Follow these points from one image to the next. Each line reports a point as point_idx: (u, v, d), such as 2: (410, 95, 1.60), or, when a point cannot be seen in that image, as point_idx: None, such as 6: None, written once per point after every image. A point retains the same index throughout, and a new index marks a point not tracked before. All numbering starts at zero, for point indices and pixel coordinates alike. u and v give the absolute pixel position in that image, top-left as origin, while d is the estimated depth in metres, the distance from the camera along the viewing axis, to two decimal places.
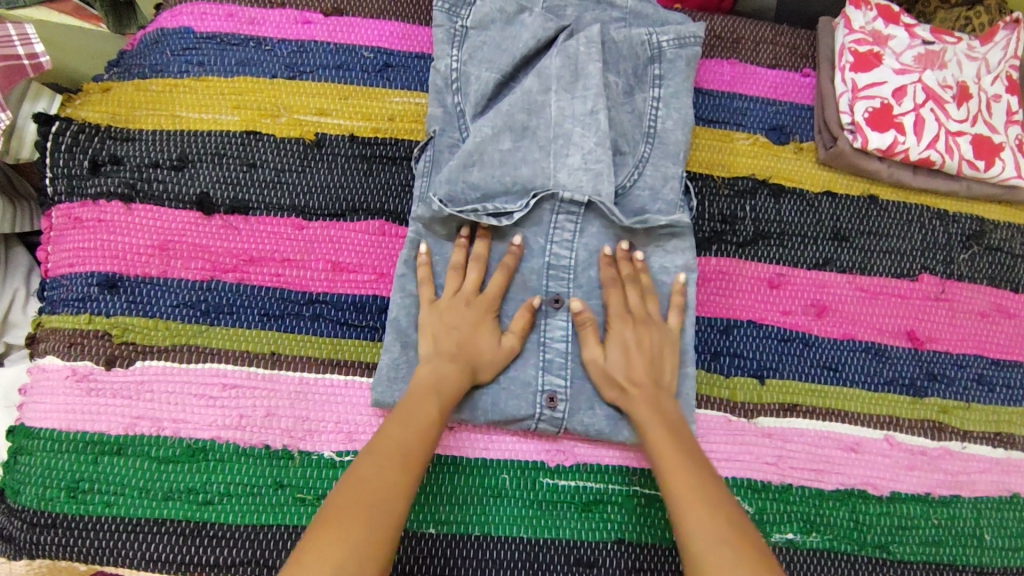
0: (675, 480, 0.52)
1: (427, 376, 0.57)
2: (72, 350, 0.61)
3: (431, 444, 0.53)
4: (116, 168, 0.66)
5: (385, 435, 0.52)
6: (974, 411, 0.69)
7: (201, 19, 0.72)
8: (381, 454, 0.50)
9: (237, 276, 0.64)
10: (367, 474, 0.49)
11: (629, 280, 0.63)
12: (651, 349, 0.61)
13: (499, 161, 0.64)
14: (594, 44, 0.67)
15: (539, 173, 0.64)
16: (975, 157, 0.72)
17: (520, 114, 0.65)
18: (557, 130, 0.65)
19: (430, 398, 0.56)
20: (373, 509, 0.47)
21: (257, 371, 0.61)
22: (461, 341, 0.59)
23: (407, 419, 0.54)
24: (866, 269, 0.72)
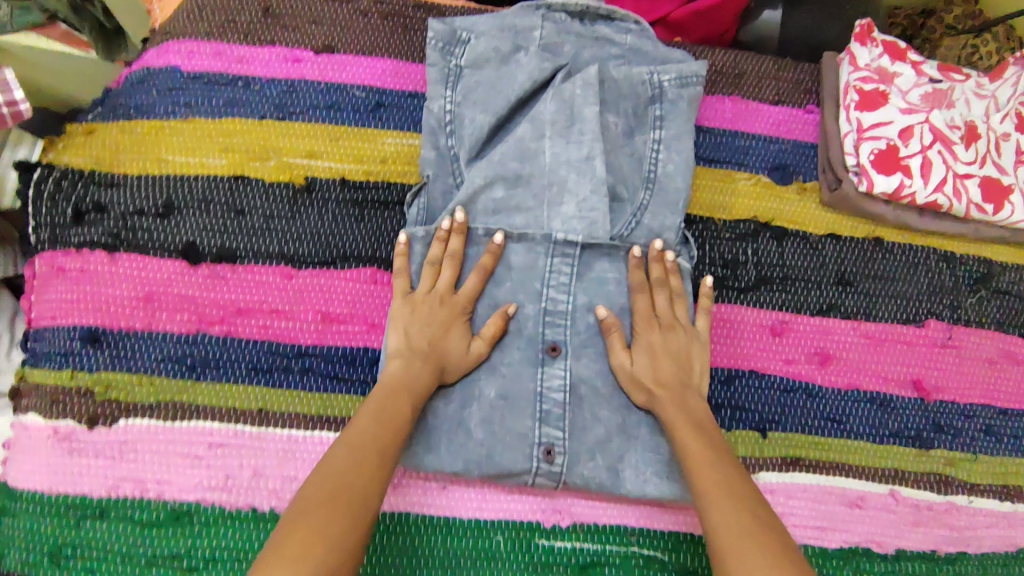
0: (702, 482, 0.52)
1: (396, 370, 0.56)
2: (54, 407, 0.59)
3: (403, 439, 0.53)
4: (99, 217, 0.64)
5: (359, 428, 0.51)
6: (981, 463, 0.67)
7: (188, 58, 0.70)
8: (354, 445, 0.49)
9: (224, 328, 0.62)
10: (343, 468, 0.48)
11: (658, 283, 0.63)
12: (677, 352, 0.61)
13: (492, 210, 0.63)
14: (590, 86, 0.65)
15: (533, 223, 0.63)
16: (984, 200, 0.70)
17: (512, 162, 0.63)
18: (552, 177, 0.63)
19: (402, 395, 0.55)
20: (349, 503, 0.46)
21: (244, 429, 0.60)
22: (434, 340, 0.58)
23: (383, 414, 0.53)
24: (871, 315, 0.70)
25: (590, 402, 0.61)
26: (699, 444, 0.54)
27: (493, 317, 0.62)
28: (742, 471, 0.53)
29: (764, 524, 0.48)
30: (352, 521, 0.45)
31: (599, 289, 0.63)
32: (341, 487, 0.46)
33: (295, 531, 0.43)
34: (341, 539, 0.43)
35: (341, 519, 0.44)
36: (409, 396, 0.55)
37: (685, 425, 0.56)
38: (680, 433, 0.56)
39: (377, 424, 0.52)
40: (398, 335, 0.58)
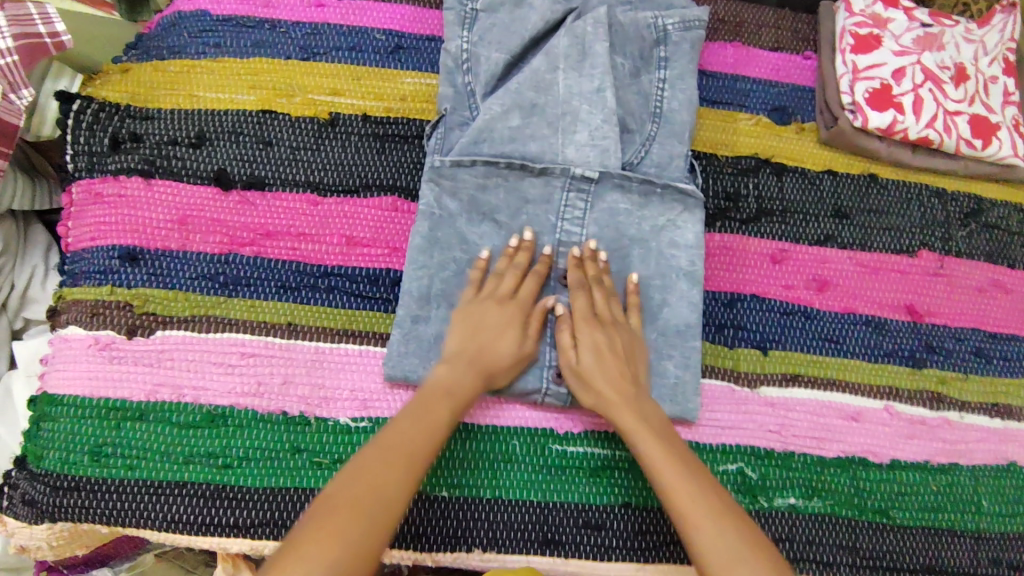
0: (670, 491, 0.53)
1: (442, 375, 0.59)
2: (95, 319, 0.63)
3: (440, 440, 0.55)
4: (135, 145, 0.68)
5: (400, 427, 0.54)
6: (972, 383, 0.71)
7: (217, 2, 0.74)
8: (387, 454, 0.52)
9: (254, 249, 0.66)
10: (378, 465, 0.51)
11: (594, 281, 0.63)
12: (620, 351, 0.61)
13: (508, 138, 0.66)
14: (601, 24, 0.68)
15: (548, 150, 0.66)
16: (973, 136, 0.73)
17: (528, 91, 0.66)
18: (566, 107, 0.66)
19: (444, 398, 0.57)
20: (370, 501, 0.49)
21: (274, 341, 0.63)
22: (481, 340, 0.60)
23: (419, 415, 0.55)
24: (866, 246, 0.73)
25: None
26: (661, 447, 0.56)
27: (509, 246, 0.65)
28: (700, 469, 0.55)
29: (749, 539, 0.51)
30: (371, 513, 0.48)
31: (611, 216, 0.65)
32: (368, 486, 0.50)
33: (326, 523, 0.47)
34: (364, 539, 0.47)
35: (362, 520, 0.48)
36: (451, 403, 0.57)
37: (640, 429, 0.57)
38: (637, 437, 0.57)
39: (422, 426, 0.55)
40: (454, 343, 0.60)
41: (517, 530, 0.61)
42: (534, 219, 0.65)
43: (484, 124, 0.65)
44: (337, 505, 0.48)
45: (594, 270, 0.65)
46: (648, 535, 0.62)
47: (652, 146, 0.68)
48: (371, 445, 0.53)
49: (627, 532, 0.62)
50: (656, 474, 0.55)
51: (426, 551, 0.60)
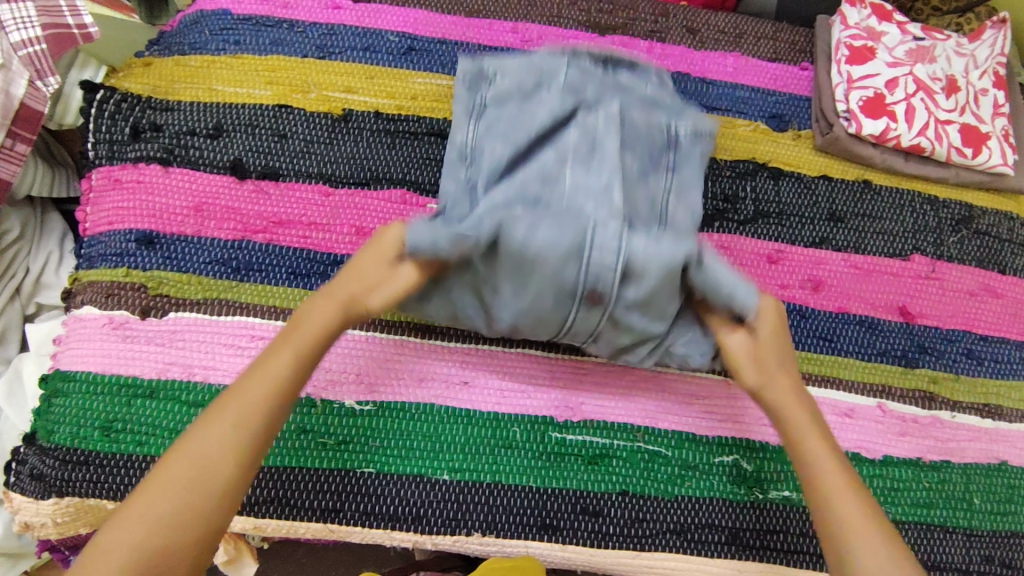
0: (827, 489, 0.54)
1: (312, 302, 0.57)
2: (110, 300, 0.64)
3: (276, 406, 0.52)
4: (155, 135, 0.70)
5: (241, 392, 0.51)
6: (964, 383, 0.72)
7: (238, 2, 0.77)
8: (226, 407, 0.51)
9: (266, 237, 0.68)
10: (204, 447, 0.49)
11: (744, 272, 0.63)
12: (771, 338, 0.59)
13: (516, 158, 0.60)
14: (613, 120, 0.60)
15: (548, 188, 0.56)
16: (963, 144, 0.76)
17: (532, 139, 0.60)
18: (569, 205, 0.55)
19: (298, 336, 0.55)
20: (193, 487, 0.48)
21: (283, 325, 0.65)
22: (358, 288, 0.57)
23: (260, 372, 0.53)
24: (860, 248, 0.76)
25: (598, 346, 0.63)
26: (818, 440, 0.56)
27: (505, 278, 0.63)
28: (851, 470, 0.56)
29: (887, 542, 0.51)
30: (214, 507, 0.48)
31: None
32: (199, 480, 0.48)
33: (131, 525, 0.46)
34: (181, 521, 0.47)
35: (177, 506, 0.47)
36: (297, 345, 0.54)
37: (797, 414, 0.57)
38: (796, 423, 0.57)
39: (264, 386, 0.52)
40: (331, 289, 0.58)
41: (515, 515, 0.62)
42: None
43: (488, 145, 0.62)
44: (153, 495, 0.47)
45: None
46: (644, 523, 0.63)
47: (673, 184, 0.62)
48: (210, 410, 0.51)
49: (624, 519, 0.63)
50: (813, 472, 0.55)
51: (426, 534, 0.62)
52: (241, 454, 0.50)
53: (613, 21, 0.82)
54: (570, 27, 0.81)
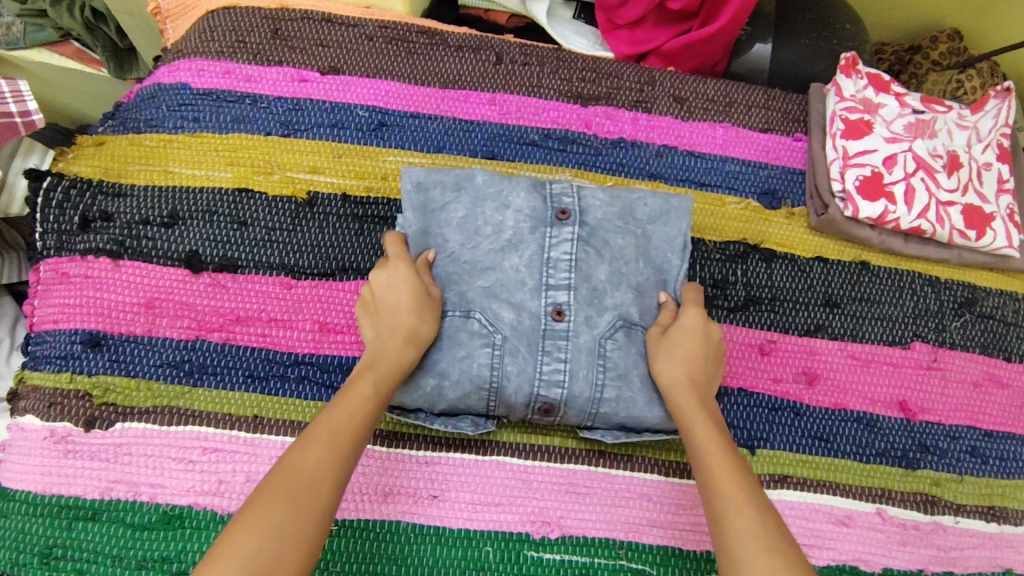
0: (723, 482, 0.50)
1: (390, 349, 0.56)
2: (52, 410, 0.60)
3: (369, 425, 0.52)
4: (106, 225, 0.66)
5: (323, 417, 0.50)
6: (967, 485, 0.68)
7: (198, 76, 0.73)
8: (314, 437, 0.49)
9: (222, 336, 0.63)
10: (304, 467, 0.46)
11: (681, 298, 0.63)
12: (694, 340, 0.60)
13: (494, 190, 0.64)
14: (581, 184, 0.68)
15: (517, 224, 0.62)
16: (967, 226, 0.72)
17: (488, 187, 0.64)
18: (531, 237, 0.62)
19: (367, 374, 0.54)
20: (293, 508, 0.44)
21: (238, 436, 0.60)
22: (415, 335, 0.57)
23: (346, 401, 0.52)
24: (858, 336, 0.71)
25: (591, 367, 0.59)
26: (715, 440, 0.53)
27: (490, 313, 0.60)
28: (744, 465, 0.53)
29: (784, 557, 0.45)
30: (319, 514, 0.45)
31: (606, 250, 0.62)
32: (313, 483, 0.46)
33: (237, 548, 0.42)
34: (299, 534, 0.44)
35: (281, 524, 0.43)
36: (380, 373, 0.54)
37: (692, 411, 0.56)
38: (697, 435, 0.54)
39: (350, 406, 0.51)
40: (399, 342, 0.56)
41: None
42: (519, 250, 0.61)
43: (463, 175, 0.65)
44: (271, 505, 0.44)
45: (587, 300, 0.60)
46: None
47: (643, 202, 0.66)
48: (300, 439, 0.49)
49: None
50: (705, 468, 0.52)
51: None
52: (344, 465, 0.48)
53: (596, 90, 0.78)
54: (551, 97, 0.77)
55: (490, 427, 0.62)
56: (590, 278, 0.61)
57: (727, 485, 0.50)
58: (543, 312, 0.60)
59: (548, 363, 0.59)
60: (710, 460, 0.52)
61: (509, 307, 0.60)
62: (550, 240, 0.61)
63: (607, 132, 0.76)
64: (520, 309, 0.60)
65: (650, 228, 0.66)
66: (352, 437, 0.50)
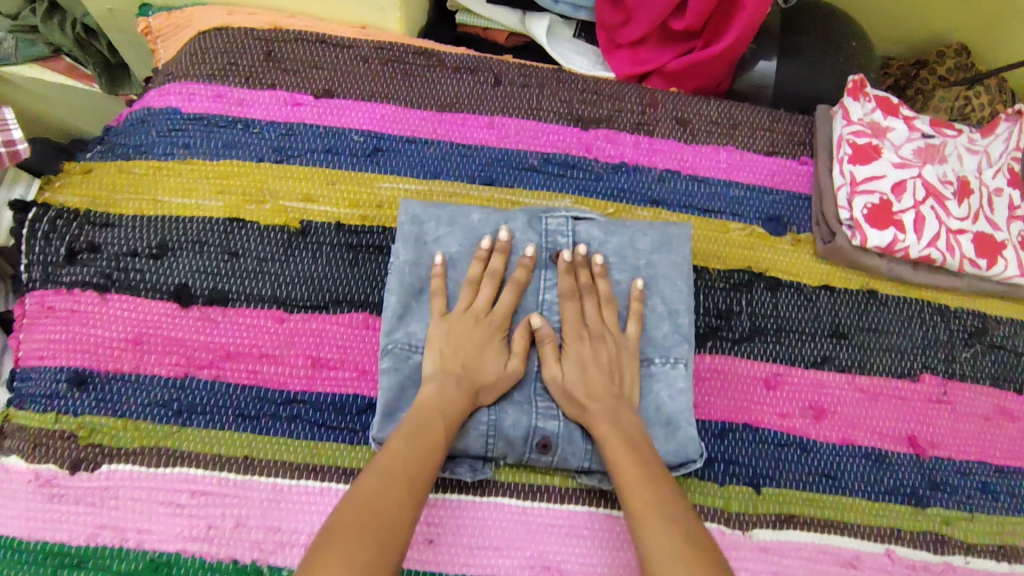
0: (636, 501, 0.52)
1: (431, 395, 0.58)
2: (37, 451, 0.58)
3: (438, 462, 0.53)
4: (93, 256, 0.64)
5: (393, 454, 0.51)
6: (977, 522, 0.66)
7: (188, 100, 0.71)
8: (390, 470, 0.50)
9: (212, 372, 0.61)
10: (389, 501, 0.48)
11: (586, 291, 0.65)
12: (613, 355, 0.62)
13: (488, 230, 0.66)
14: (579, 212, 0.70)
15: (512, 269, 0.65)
16: (977, 255, 0.70)
17: (481, 225, 0.66)
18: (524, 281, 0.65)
19: (435, 417, 0.56)
20: (385, 535, 0.45)
21: (228, 477, 0.58)
22: (479, 383, 0.60)
23: (414, 438, 0.53)
24: (865, 369, 0.69)
25: None
26: (634, 464, 0.55)
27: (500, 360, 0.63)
28: (667, 480, 0.54)
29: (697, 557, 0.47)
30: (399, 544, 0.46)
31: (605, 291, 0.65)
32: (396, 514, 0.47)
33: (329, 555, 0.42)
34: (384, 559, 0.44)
35: (382, 551, 0.44)
36: (448, 420, 0.56)
37: (613, 436, 0.57)
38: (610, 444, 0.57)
39: (428, 445, 0.53)
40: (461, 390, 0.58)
41: None
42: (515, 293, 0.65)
43: (459, 210, 0.66)
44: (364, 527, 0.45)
45: None
46: None
47: (643, 233, 0.68)
48: (373, 475, 0.50)
49: None
50: (624, 487, 0.54)
51: None
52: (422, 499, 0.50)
53: (597, 112, 0.76)
54: (550, 120, 0.75)
55: (489, 472, 0.61)
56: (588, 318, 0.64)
57: (639, 504, 0.52)
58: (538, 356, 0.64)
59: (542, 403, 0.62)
60: (624, 482, 0.54)
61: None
62: (543, 284, 0.66)
63: (609, 157, 0.74)
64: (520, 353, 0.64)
65: (654, 259, 0.67)
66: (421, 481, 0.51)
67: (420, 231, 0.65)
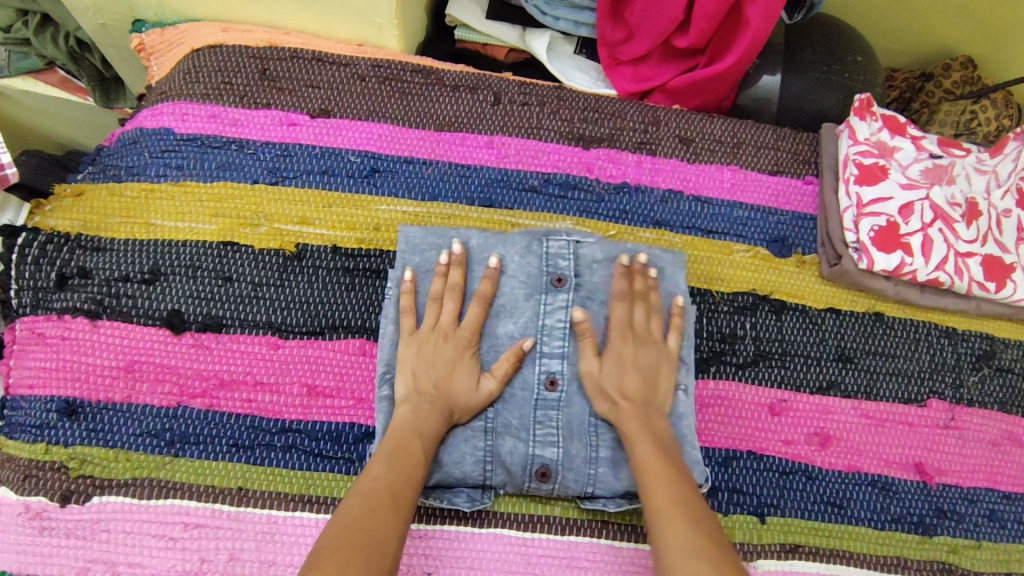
0: (657, 500, 0.52)
1: (405, 416, 0.57)
2: (26, 483, 0.57)
3: (420, 481, 0.53)
4: (84, 281, 0.63)
5: (373, 477, 0.51)
6: (985, 551, 0.65)
7: (182, 120, 0.69)
8: (370, 493, 0.50)
9: (206, 401, 0.60)
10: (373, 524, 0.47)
11: (639, 297, 0.63)
12: (654, 361, 0.62)
13: (487, 254, 0.65)
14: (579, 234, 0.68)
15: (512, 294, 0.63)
16: (986, 279, 0.69)
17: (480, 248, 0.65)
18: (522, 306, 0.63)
19: (412, 438, 0.55)
20: (373, 554, 0.45)
21: (222, 509, 0.57)
22: (456, 404, 0.59)
23: (395, 459, 0.53)
24: (872, 394, 0.68)
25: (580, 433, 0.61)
26: (660, 462, 0.54)
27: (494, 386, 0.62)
28: (689, 482, 0.54)
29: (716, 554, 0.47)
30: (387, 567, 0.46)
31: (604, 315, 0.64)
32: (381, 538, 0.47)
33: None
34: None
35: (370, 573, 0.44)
36: (426, 440, 0.56)
37: (641, 434, 0.57)
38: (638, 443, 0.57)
39: (407, 465, 0.53)
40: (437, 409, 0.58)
41: None
42: (515, 317, 0.63)
43: (458, 236, 0.65)
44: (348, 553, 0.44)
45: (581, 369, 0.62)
46: None
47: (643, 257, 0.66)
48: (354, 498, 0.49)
49: None
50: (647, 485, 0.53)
51: None
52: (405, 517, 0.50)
53: (599, 131, 0.75)
54: (551, 140, 0.74)
55: (488, 501, 0.60)
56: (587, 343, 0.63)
57: (662, 503, 0.51)
58: (537, 382, 0.62)
59: (542, 430, 0.61)
60: (649, 480, 0.54)
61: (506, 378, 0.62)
62: (545, 307, 0.63)
63: (610, 176, 0.73)
64: (514, 378, 0.62)
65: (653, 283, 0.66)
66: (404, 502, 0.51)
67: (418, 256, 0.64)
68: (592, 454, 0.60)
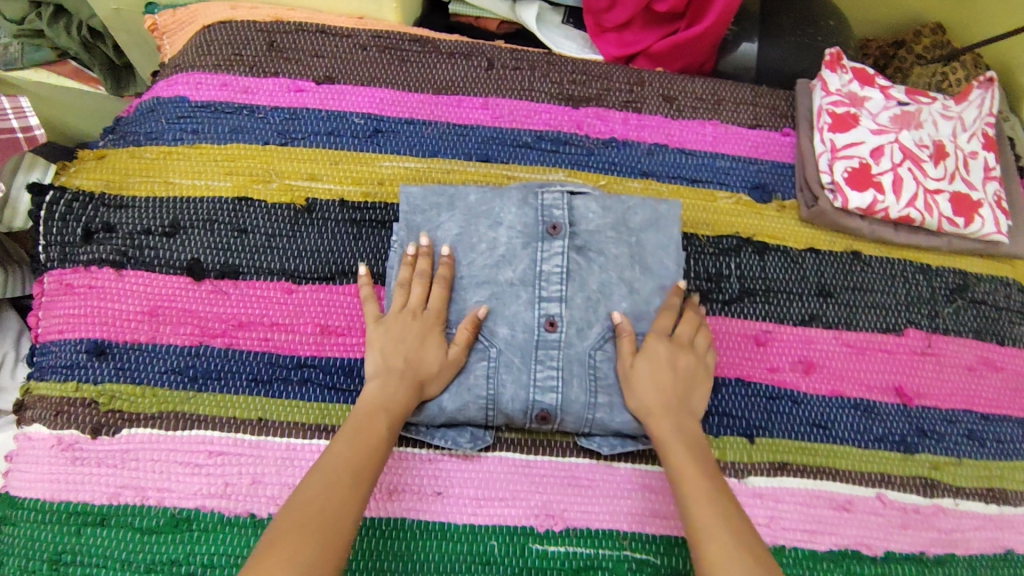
0: (699, 514, 0.53)
1: (374, 389, 0.59)
2: (59, 418, 0.61)
3: (381, 453, 0.55)
4: (108, 235, 0.67)
5: (333, 455, 0.53)
6: (965, 467, 0.69)
7: (196, 88, 0.74)
8: (329, 474, 0.52)
9: (225, 341, 0.64)
10: (330, 504, 0.50)
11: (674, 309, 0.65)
12: (693, 367, 0.63)
13: (485, 209, 0.67)
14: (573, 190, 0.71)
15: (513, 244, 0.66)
16: (955, 214, 0.73)
17: (480, 205, 0.68)
18: (520, 253, 0.66)
19: (376, 415, 0.57)
20: (332, 533, 0.48)
21: (244, 438, 0.61)
22: (422, 373, 0.60)
23: (358, 436, 0.55)
24: (852, 324, 0.72)
25: (580, 375, 0.63)
26: (697, 473, 0.56)
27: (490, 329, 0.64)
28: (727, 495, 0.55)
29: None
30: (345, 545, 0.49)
31: (598, 261, 0.66)
32: (337, 519, 0.49)
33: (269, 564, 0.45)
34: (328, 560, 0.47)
35: (324, 552, 0.47)
36: (390, 415, 0.57)
37: (680, 444, 0.58)
38: (675, 451, 0.58)
39: (367, 442, 0.55)
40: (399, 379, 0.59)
41: None
42: (512, 265, 0.65)
43: (457, 193, 0.68)
44: (301, 536, 0.47)
45: (579, 311, 0.64)
46: None
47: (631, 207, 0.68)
48: (314, 478, 0.51)
49: None
50: (684, 495, 0.55)
51: None
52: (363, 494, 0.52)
53: (587, 92, 0.80)
54: (542, 100, 0.78)
55: (489, 438, 0.63)
56: (583, 286, 0.65)
57: (707, 521, 0.52)
58: (537, 324, 0.64)
59: (543, 368, 0.63)
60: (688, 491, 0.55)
61: (505, 322, 0.64)
62: (541, 254, 0.65)
63: (599, 133, 0.78)
64: (513, 321, 0.64)
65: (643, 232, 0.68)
66: (364, 475, 0.53)
67: (418, 218, 0.68)
68: (591, 390, 0.63)
